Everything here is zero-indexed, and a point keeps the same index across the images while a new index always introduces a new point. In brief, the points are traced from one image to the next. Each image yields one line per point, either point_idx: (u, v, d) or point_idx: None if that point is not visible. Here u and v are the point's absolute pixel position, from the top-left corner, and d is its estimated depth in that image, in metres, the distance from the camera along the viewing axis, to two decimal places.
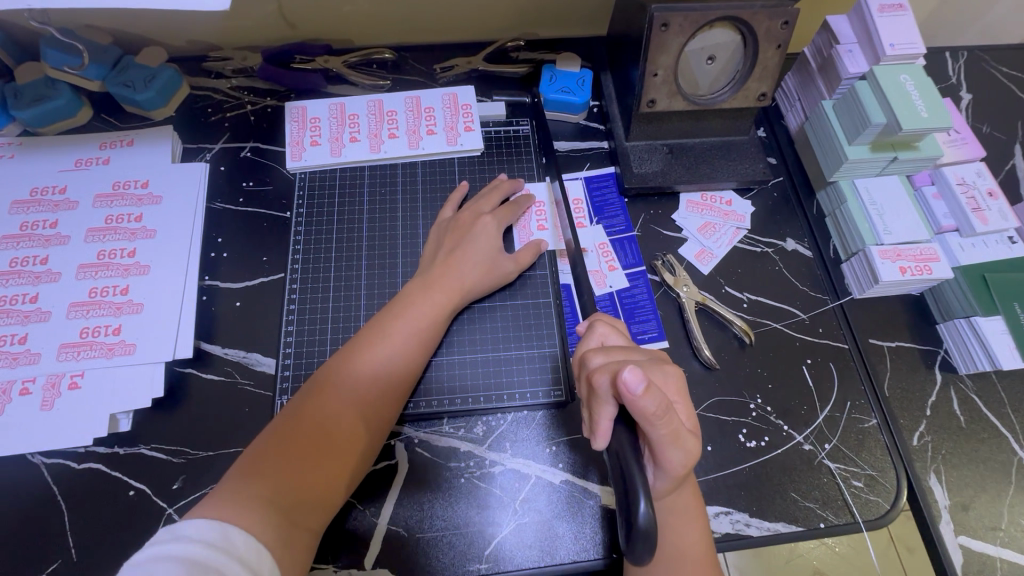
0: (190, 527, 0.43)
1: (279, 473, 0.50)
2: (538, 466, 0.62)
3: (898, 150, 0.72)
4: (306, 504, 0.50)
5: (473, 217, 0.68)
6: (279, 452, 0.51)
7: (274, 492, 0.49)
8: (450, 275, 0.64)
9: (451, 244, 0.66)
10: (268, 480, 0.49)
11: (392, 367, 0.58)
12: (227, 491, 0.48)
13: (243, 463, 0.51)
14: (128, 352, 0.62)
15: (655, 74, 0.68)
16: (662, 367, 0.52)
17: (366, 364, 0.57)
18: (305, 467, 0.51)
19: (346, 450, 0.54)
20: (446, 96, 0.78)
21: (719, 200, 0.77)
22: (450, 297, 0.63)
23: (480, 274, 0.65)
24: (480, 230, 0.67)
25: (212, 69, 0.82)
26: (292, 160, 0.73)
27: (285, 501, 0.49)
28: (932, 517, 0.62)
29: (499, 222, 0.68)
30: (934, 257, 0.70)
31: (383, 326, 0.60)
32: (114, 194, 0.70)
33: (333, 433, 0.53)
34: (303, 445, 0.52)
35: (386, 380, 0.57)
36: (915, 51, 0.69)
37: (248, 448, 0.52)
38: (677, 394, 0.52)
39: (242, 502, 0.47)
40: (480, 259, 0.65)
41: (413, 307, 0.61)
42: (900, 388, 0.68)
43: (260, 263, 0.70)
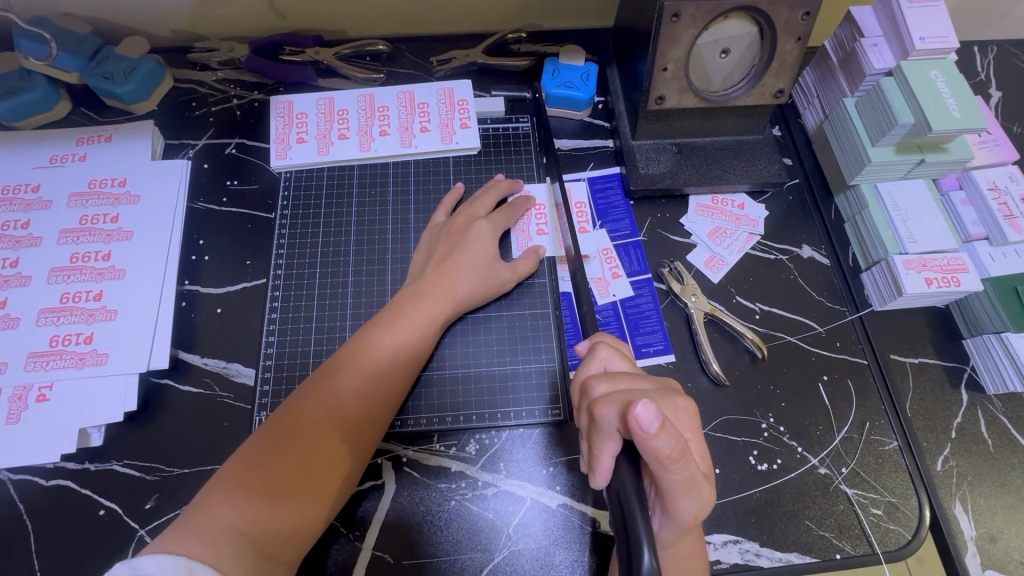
0: (152, 563, 0.39)
1: (253, 501, 0.46)
2: (535, 489, 0.58)
3: (926, 152, 0.67)
4: (282, 534, 0.47)
5: (467, 222, 0.64)
6: (253, 477, 0.48)
7: (247, 523, 0.45)
8: (442, 285, 0.60)
9: (443, 250, 0.62)
10: (240, 509, 0.46)
11: (378, 384, 0.54)
12: (195, 523, 0.44)
13: (214, 487, 0.47)
14: (100, 362, 0.59)
15: (665, 68, 0.63)
16: (673, 400, 0.49)
17: (350, 380, 0.53)
18: (281, 493, 0.48)
19: (327, 473, 0.50)
20: (441, 90, 0.73)
21: (731, 203, 0.73)
22: (441, 307, 0.59)
23: (474, 284, 0.61)
24: (474, 235, 0.63)
25: (197, 60, 0.77)
26: (277, 158, 0.69)
27: (258, 532, 0.45)
28: (957, 549, 0.58)
29: (495, 227, 0.64)
30: (962, 268, 0.65)
31: (369, 339, 0.56)
32: (90, 193, 0.67)
33: (313, 456, 0.50)
34: (279, 469, 0.48)
35: (372, 397, 0.54)
36: (947, 45, 0.65)
37: (221, 470, 0.49)
38: (689, 431, 0.48)
39: (211, 536, 0.43)
40: (474, 267, 0.61)
41: (403, 318, 0.57)
42: (924, 407, 0.64)
43: (243, 267, 0.66)
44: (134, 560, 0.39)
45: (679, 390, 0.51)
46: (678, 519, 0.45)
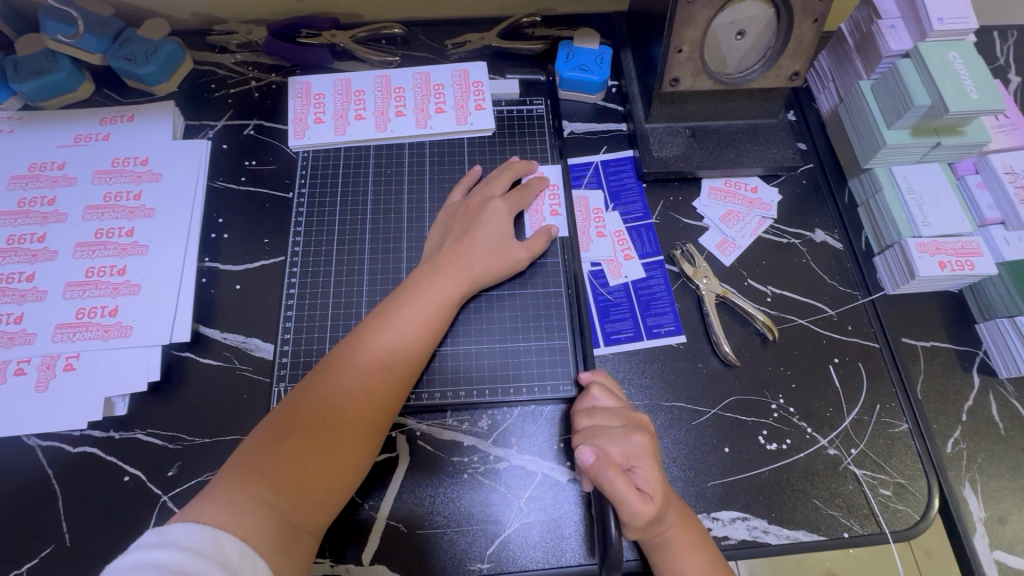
0: (180, 531, 0.41)
1: (277, 469, 0.48)
2: (545, 463, 0.59)
3: (942, 135, 0.66)
4: (305, 505, 0.48)
5: (482, 202, 0.65)
6: (276, 450, 0.49)
7: (272, 493, 0.47)
8: (458, 262, 0.61)
9: (459, 230, 0.63)
10: (264, 480, 0.47)
11: (397, 358, 0.55)
12: (220, 495, 0.46)
13: (241, 457, 0.49)
14: (124, 334, 0.61)
15: (680, 50, 0.63)
16: (628, 437, 0.53)
17: (369, 356, 0.55)
18: (305, 465, 0.49)
19: (350, 443, 0.51)
20: (456, 72, 0.74)
21: (744, 186, 0.73)
22: (458, 285, 0.60)
23: (490, 261, 0.62)
24: (489, 214, 0.64)
25: (216, 43, 0.79)
26: (294, 138, 0.70)
27: (283, 502, 0.47)
28: (965, 529, 0.58)
29: (510, 207, 0.65)
30: (976, 251, 0.65)
31: (387, 315, 0.57)
32: (113, 171, 0.68)
33: (336, 426, 0.51)
34: (302, 442, 0.50)
35: (391, 371, 0.55)
36: (966, 25, 0.64)
37: (245, 444, 0.50)
38: (641, 461, 0.52)
39: (235, 505, 0.45)
40: (489, 245, 0.62)
41: (420, 295, 0.59)
42: (935, 392, 0.64)
43: (261, 245, 0.68)
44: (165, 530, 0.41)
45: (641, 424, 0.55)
46: (636, 530, 0.51)
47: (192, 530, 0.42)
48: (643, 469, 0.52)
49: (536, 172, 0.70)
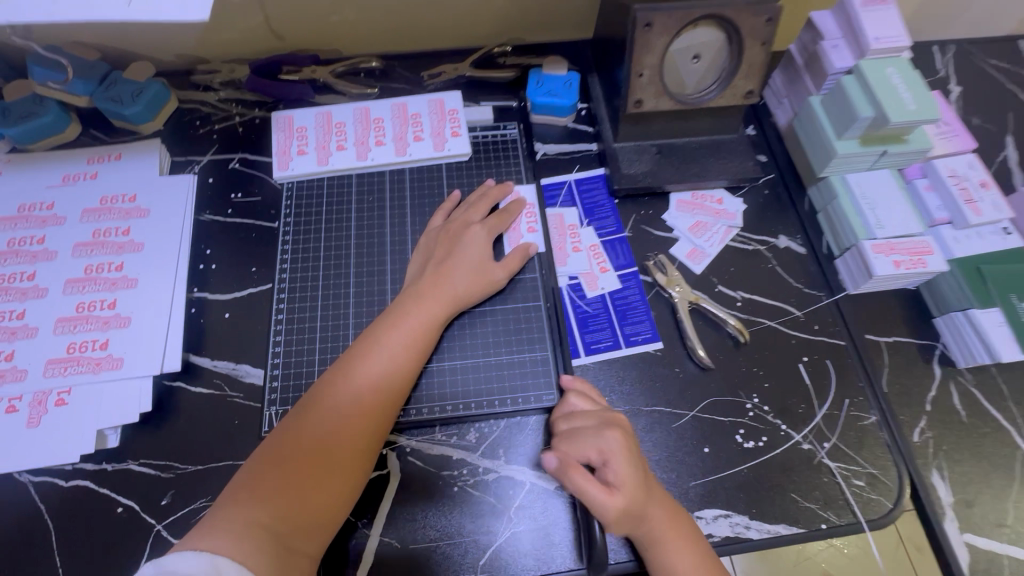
0: (179, 560, 0.42)
1: (275, 493, 0.50)
2: (533, 472, 0.61)
3: (888, 144, 0.71)
4: (301, 526, 0.50)
5: (462, 227, 0.68)
6: (273, 475, 0.51)
7: (269, 516, 0.49)
8: (442, 285, 0.63)
9: (441, 254, 0.66)
10: (261, 503, 0.49)
11: (387, 378, 0.57)
12: (218, 523, 0.47)
13: (240, 483, 0.51)
14: (115, 366, 0.62)
15: (640, 74, 0.68)
16: (600, 433, 0.56)
17: (361, 378, 0.57)
18: (302, 488, 0.51)
19: (346, 465, 0.53)
20: (432, 101, 0.77)
21: (710, 198, 0.77)
22: (443, 305, 0.63)
23: (473, 282, 0.65)
24: (469, 238, 0.67)
25: (200, 82, 0.82)
26: (278, 170, 0.73)
27: (279, 526, 0.49)
28: (936, 515, 0.61)
29: (488, 230, 0.68)
30: (928, 250, 0.69)
31: (377, 339, 0.59)
32: (102, 209, 0.70)
33: (331, 447, 0.53)
34: (298, 465, 0.52)
35: (383, 391, 0.57)
36: (899, 44, 0.68)
37: (242, 471, 0.52)
38: (610, 456, 0.55)
39: (233, 531, 0.47)
40: (470, 267, 0.65)
41: (407, 317, 0.61)
42: (899, 383, 0.67)
43: (249, 273, 0.70)
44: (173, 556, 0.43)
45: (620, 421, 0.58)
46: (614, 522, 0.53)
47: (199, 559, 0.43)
48: (612, 463, 0.54)
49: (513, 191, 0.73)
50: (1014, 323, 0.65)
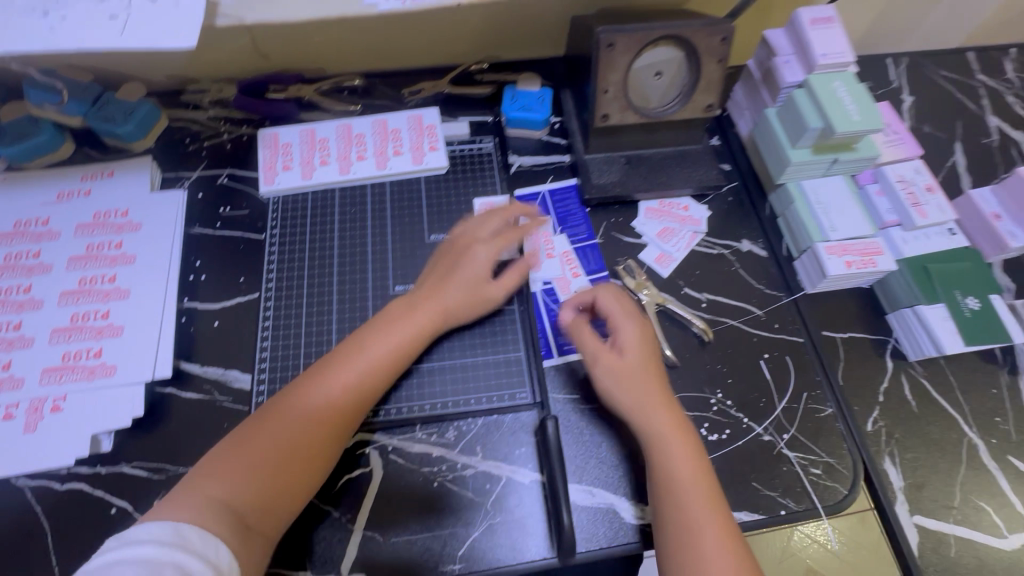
0: (143, 531, 0.46)
1: (242, 471, 0.54)
2: (509, 467, 0.64)
3: (839, 152, 0.75)
4: (260, 508, 0.54)
5: (468, 243, 0.71)
6: (239, 458, 0.55)
7: (229, 496, 0.52)
8: (434, 295, 0.67)
9: (444, 266, 0.69)
10: (223, 482, 0.53)
11: (361, 381, 0.60)
12: (188, 492, 0.52)
13: (217, 453, 0.55)
14: (109, 374, 0.65)
15: (605, 90, 0.73)
16: (622, 308, 0.67)
17: (336, 379, 0.60)
18: (264, 473, 0.54)
19: (311, 455, 0.57)
20: (412, 118, 0.81)
21: (677, 206, 0.81)
22: (431, 316, 0.66)
23: (466, 296, 0.68)
24: (471, 257, 0.69)
25: (189, 101, 0.85)
26: (264, 184, 0.77)
27: (239, 505, 0.52)
28: (888, 499, 0.65)
29: (493, 251, 0.70)
30: (878, 251, 0.74)
31: (363, 340, 0.63)
32: (95, 224, 0.73)
33: (300, 436, 0.57)
34: (263, 451, 0.55)
35: (354, 393, 0.60)
36: (844, 59, 0.73)
37: (215, 449, 0.56)
38: (621, 327, 0.65)
39: (199, 502, 0.51)
40: (466, 282, 0.68)
41: (392, 323, 0.65)
42: (854, 376, 0.71)
43: (237, 283, 0.73)
44: (175, 527, 0.47)
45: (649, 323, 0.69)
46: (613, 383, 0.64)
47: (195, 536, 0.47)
48: (623, 333, 0.65)
49: (534, 215, 0.75)
50: (958, 318, 0.70)
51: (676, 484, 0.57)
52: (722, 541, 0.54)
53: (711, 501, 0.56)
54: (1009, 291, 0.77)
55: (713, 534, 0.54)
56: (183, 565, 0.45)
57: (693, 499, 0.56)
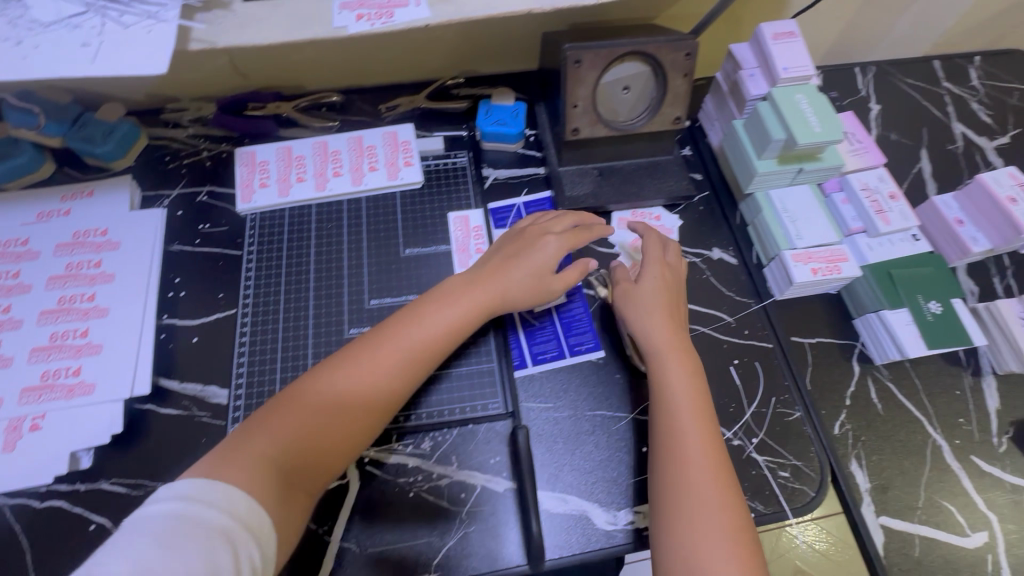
0: (185, 486, 0.47)
1: (293, 431, 0.56)
2: (483, 476, 0.65)
3: (803, 162, 0.77)
4: (303, 467, 0.55)
5: (539, 233, 0.72)
6: (292, 416, 0.57)
7: (275, 450, 0.54)
8: (492, 279, 0.69)
9: (510, 251, 0.71)
10: (272, 437, 0.55)
11: (408, 354, 0.63)
12: (239, 446, 0.54)
13: (270, 409, 0.58)
14: (87, 392, 0.66)
15: (575, 105, 0.75)
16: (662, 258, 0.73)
17: (386, 348, 0.62)
18: (309, 433, 0.57)
19: (359, 422, 0.59)
20: (387, 134, 0.83)
21: (649, 216, 0.83)
22: (483, 296, 0.67)
23: (527, 285, 0.69)
24: (540, 248, 0.70)
25: (169, 120, 0.87)
26: (242, 202, 0.78)
27: (284, 459, 0.54)
28: (854, 500, 0.66)
29: (562, 244, 0.70)
30: (843, 258, 0.75)
31: (418, 316, 0.65)
32: (75, 243, 0.74)
33: (351, 403, 0.59)
34: (312, 410, 0.58)
35: (402, 364, 0.62)
36: (806, 73, 0.75)
37: (268, 405, 0.59)
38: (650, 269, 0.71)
39: (248, 457, 0.52)
40: (533, 270, 0.69)
41: (446, 299, 0.67)
42: (822, 381, 0.73)
43: (216, 299, 0.74)
44: (199, 484, 0.48)
45: (678, 269, 0.73)
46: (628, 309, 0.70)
47: (219, 492, 0.48)
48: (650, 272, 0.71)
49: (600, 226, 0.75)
50: (921, 322, 0.72)
51: (670, 396, 0.63)
52: (705, 451, 0.59)
53: (700, 416, 0.62)
54: (972, 295, 0.80)
55: (698, 443, 0.60)
56: (216, 522, 0.46)
57: (686, 418, 0.61)
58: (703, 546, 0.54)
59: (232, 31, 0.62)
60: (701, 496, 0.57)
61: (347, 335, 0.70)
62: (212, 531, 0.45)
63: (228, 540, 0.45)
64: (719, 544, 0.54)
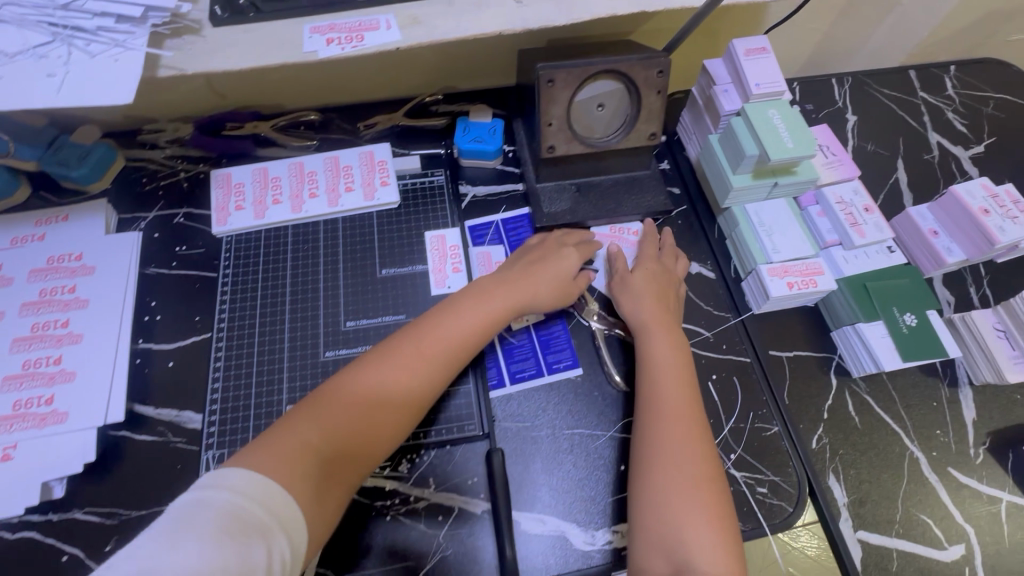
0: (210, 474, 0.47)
1: (333, 423, 0.56)
2: (461, 498, 0.65)
3: (778, 176, 0.78)
4: (341, 459, 0.55)
5: (557, 245, 0.76)
6: (330, 407, 0.56)
7: (316, 442, 0.54)
8: (523, 280, 0.70)
9: (533, 257, 0.73)
10: (317, 427, 0.55)
11: (448, 350, 0.63)
12: (279, 436, 0.53)
13: (308, 400, 0.58)
14: (60, 420, 0.65)
15: (549, 123, 0.75)
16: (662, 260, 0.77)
17: (428, 342, 0.63)
18: (348, 425, 0.56)
19: (395, 417, 0.59)
20: (363, 154, 0.83)
21: (627, 230, 0.84)
22: (516, 296, 0.69)
23: (553, 292, 0.71)
24: (562, 258, 0.74)
25: (146, 141, 0.87)
26: (217, 225, 0.78)
27: (327, 450, 0.54)
28: (832, 515, 0.66)
29: (580, 256, 0.75)
30: (818, 271, 0.76)
31: (453, 311, 0.66)
32: (49, 268, 0.74)
33: (389, 397, 0.59)
34: (353, 403, 0.58)
35: (442, 361, 0.63)
36: (777, 89, 0.75)
37: (311, 395, 0.58)
38: (647, 265, 0.76)
39: (289, 447, 0.52)
40: (556, 278, 0.72)
41: (482, 297, 0.68)
42: (800, 395, 0.73)
43: (192, 322, 0.74)
44: (215, 474, 0.48)
45: (679, 279, 0.77)
46: (624, 295, 0.74)
47: (240, 477, 0.47)
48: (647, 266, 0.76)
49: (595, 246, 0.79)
50: (896, 335, 0.72)
51: (654, 368, 0.66)
52: (688, 418, 0.62)
53: (682, 386, 0.65)
54: (948, 305, 0.80)
55: (680, 411, 0.63)
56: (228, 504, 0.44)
57: (669, 395, 0.64)
58: (678, 502, 0.57)
59: (201, 56, 0.62)
60: (679, 457, 0.59)
61: (323, 358, 0.70)
62: (221, 510, 0.44)
63: (239, 517, 0.44)
64: (694, 500, 0.57)
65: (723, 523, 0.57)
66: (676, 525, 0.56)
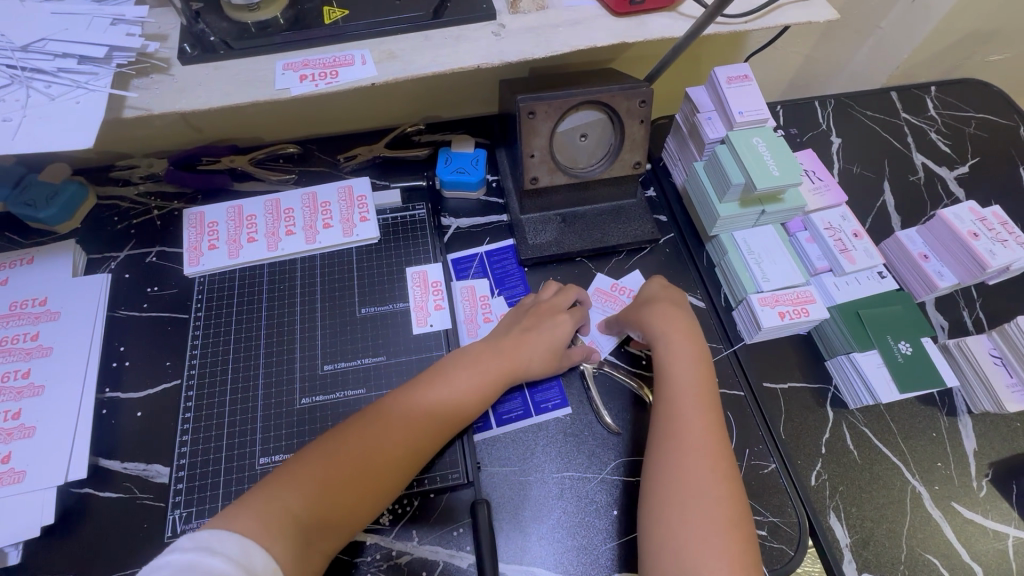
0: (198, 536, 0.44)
1: (314, 487, 0.52)
2: (446, 551, 0.62)
3: (765, 203, 0.77)
4: (320, 528, 0.51)
5: (552, 310, 0.71)
6: (315, 468, 0.53)
7: (298, 508, 0.50)
8: (517, 347, 0.67)
9: (528, 321, 0.70)
10: (297, 491, 0.51)
11: (433, 418, 0.59)
12: (259, 499, 0.49)
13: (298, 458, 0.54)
14: (16, 480, 0.61)
15: (532, 154, 0.73)
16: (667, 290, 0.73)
17: (414, 409, 0.59)
18: (332, 489, 0.52)
19: (379, 485, 0.55)
20: (342, 189, 0.82)
21: (628, 293, 0.79)
22: (506, 363, 0.66)
23: (541, 365, 0.67)
24: (556, 324, 0.70)
25: (120, 177, 0.84)
26: (189, 265, 0.75)
27: (308, 516, 0.50)
28: (835, 556, 0.64)
29: (574, 321, 0.71)
30: (810, 299, 0.74)
31: (446, 374, 0.63)
32: (11, 315, 0.71)
33: (377, 462, 0.55)
34: (341, 464, 0.54)
35: (428, 430, 0.59)
36: (760, 117, 0.75)
37: (292, 458, 0.55)
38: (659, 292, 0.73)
39: (270, 510, 0.48)
40: (547, 347, 0.68)
41: (473, 361, 0.65)
42: (796, 428, 0.71)
43: (163, 368, 0.70)
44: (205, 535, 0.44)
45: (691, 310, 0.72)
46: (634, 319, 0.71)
47: (232, 543, 0.44)
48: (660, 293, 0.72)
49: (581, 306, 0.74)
50: (891, 364, 0.70)
51: (674, 381, 0.63)
52: (709, 438, 0.58)
53: (704, 402, 0.61)
54: (942, 330, 0.78)
55: (700, 431, 0.59)
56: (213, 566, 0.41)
57: (693, 420, 0.59)
58: (698, 529, 0.52)
59: (168, 96, 0.60)
60: (701, 480, 0.55)
61: (299, 406, 0.67)
62: None
63: None
64: (712, 530, 0.52)
65: (744, 558, 0.52)
66: (696, 556, 0.51)
